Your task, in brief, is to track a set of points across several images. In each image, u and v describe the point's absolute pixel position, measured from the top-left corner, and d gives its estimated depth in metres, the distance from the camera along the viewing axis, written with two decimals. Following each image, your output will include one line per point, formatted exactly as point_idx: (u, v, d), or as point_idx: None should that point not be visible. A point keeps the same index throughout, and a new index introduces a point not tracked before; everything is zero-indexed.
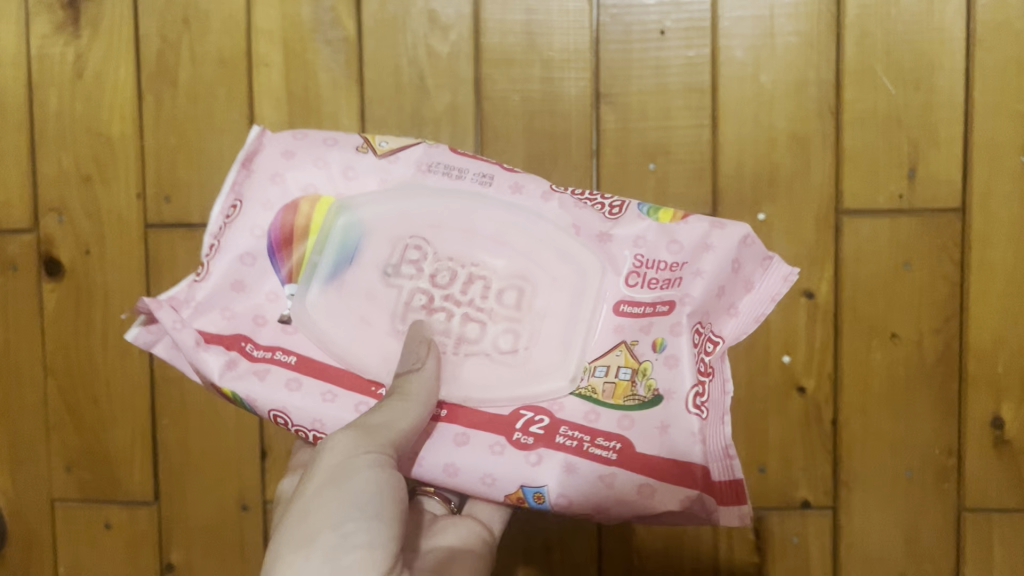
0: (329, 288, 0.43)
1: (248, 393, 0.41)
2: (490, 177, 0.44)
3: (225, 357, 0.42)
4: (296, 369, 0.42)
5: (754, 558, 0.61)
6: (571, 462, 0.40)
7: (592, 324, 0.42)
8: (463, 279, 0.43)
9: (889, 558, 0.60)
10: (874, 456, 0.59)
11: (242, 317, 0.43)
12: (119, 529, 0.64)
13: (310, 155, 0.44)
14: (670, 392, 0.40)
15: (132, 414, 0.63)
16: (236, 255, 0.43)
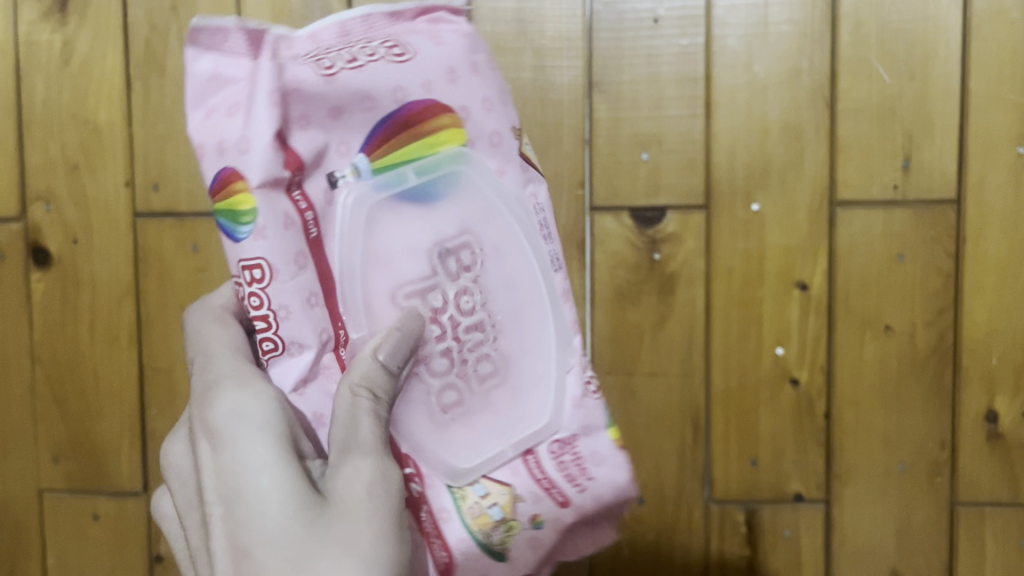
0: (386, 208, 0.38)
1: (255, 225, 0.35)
2: (557, 263, 0.43)
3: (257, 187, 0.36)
4: (309, 244, 0.37)
5: (746, 552, 0.60)
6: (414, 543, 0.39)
7: (491, 454, 0.40)
8: (473, 321, 0.40)
9: (882, 553, 0.60)
10: (867, 450, 0.59)
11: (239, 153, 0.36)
12: (106, 521, 0.64)
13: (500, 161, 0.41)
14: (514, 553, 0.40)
15: (120, 404, 0.63)
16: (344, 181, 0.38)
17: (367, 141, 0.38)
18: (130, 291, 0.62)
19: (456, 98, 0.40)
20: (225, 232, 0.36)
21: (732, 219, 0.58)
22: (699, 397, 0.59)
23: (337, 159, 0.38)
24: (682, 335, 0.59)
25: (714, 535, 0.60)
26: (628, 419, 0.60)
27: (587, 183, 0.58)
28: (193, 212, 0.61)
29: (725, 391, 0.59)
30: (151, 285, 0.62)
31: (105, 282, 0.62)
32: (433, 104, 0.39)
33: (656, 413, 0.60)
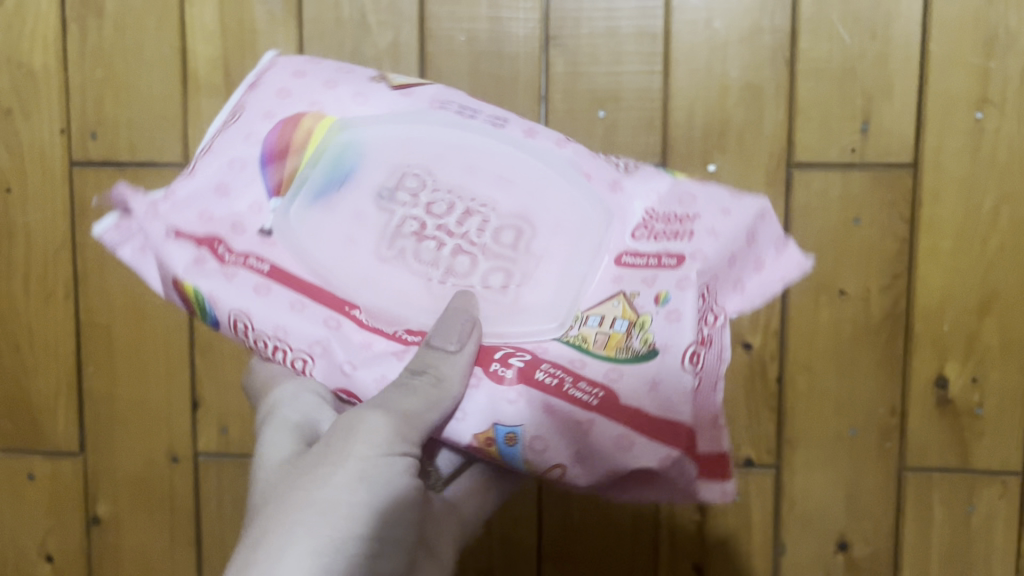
0: (316, 206, 0.36)
1: (211, 293, 0.34)
2: (503, 121, 0.40)
3: (192, 254, 0.35)
4: (268, 277, 0.35)
5: (696, 516, 0.60)
6: (549, 403, 0.32)
7: (587, 277, 0.35)
8: (461, 211, 0.37)
9: (831, 517, 0.59)
10: (819, 414, 0.59)
11: (220, 221, 0.36)
12: (43, 481, 0.62)
13: (320, 77, 0.40)
14: (669, 343, 0.33)
15: (57, 360, 0.61)
16: (225, 160, 0.37)
17: (265, 182, 0.37)
18: (67, 244, 0.60)
19: (301, 103, 0.39)
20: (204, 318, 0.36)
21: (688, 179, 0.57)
22: None
23: (243, 140, 0.38)
24: None
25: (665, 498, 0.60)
26: None
27: None
28: (134, 162, 0.59)
29: None
30: (89, 238, 0.59)
31: (40, 234, 0.60)
32: (297, 116, 0.38)
33: None
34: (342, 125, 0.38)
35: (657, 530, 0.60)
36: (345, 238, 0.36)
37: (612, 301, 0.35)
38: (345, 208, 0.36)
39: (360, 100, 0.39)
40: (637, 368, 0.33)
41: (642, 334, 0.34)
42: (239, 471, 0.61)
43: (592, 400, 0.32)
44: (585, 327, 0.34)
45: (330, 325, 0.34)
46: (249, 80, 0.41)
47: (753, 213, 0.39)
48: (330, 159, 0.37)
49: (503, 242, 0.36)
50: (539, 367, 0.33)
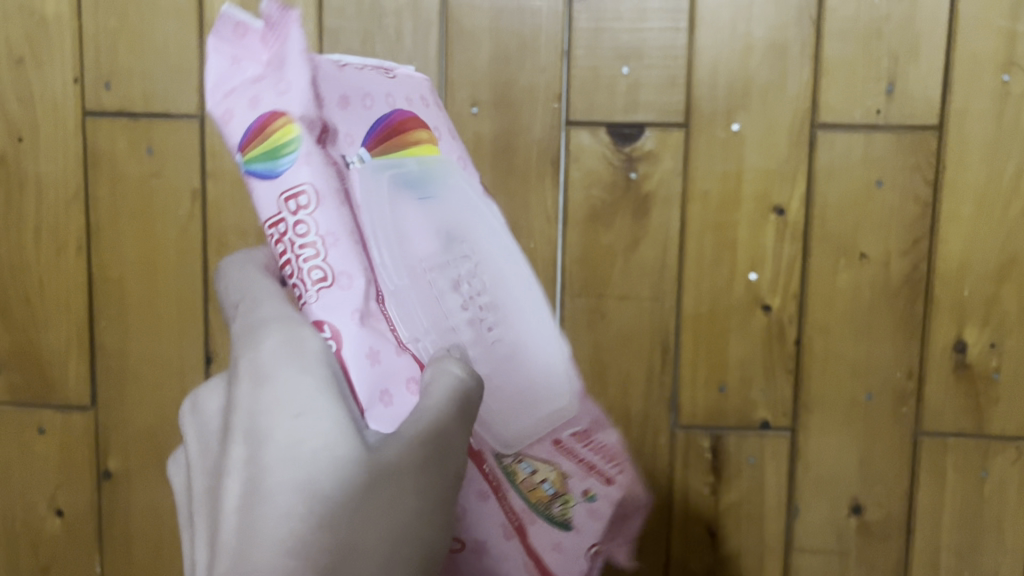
0: (391, 194, 0.35)
1: (306, 148, 0.32)
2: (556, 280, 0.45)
3: (310, 123, 0.32)
4: (346, 199, 0.33)
5: (710, 479, 0.60)
6: (484, 491, 0.36)
7: (546, 424, 0.38)
8: (492, 299, 0.37)
9: (845, 481, 0.59)
10: (835, 377, 0.59)
11: (330, 98, 0.34)
12: (54, 434, 0.61)
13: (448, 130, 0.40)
14: (580, 525, 0.38)
15: (69, 313, 0.60)
16: (359, 89, 0.35)
17: (368, 134, 0.35)
18: (79, 195, 0.59)
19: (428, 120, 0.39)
20: (258, 177, 0.33)
21: (710, 139, 0.56)
22: (670, 321, 0.59)
23: (398, 87, 0.38)
24: (655, 257, 0.58)
25: (679, 459, 0.60)
26: (596, 342, 0.59)
27: (565, 96, 0.56)
28: (148, 112, 0.58)
29: (695, 315, 0.58)
30: (102, 190, 0.59)
31: (53, 184, 0.59)
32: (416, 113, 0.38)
33: (625, 336, 0.59)
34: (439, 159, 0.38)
35: (671, 492, 0.60)
36: (398, 236, 0.34)
37: (547, 466, 0.37)
38: (410, 217, 0.35)
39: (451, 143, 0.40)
40: (548, 528, 0.37)
41: (564, 498, 0.38)
42: None
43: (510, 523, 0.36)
44: (518, 464, 0.37)
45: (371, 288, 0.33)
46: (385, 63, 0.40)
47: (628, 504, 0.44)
48: (422, 172, 0.36)
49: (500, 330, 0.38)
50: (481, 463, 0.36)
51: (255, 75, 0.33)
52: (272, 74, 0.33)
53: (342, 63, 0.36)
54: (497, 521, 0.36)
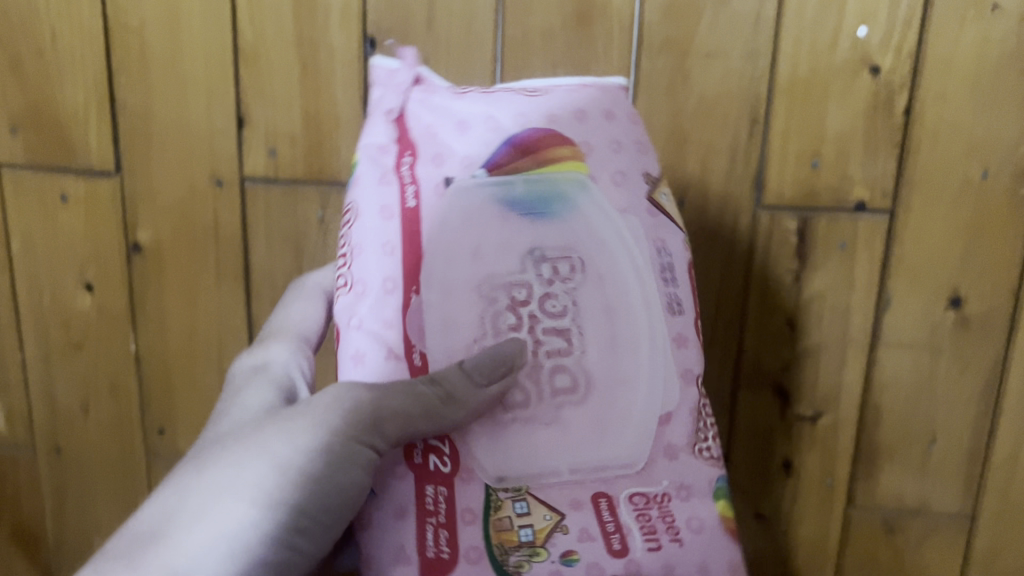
0: (478, 205, 0.38)
1: (361, 174, 0.40)
2: (679, 306, 0.39)
3: (385, 141, 0.41)
4: (404, 210, 0.38)
5: (794, 265, 0.54)
6: (360, 354, 0.37)
7: (551, 439, 0.35)
8: (560, 322, 0.37)
9: (945, 270, 0.53)
10: (948, 153, 0.51)
11: (430, 145, 0.40)
12: (76, 203, 0.56)
13: (606, 135, 0.40)
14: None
15: (85, 66, 0.54)
16: (489, 115, 0.40)
17: (491, 155, 0.39)
18: None
19: (583, 130, 0.40)
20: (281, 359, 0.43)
21: None
22: (761, 85, 0.51)
23: (490, 115, 0.40)
24: (750, 8, 0.50)
25: (761, 242, 0.54)
26: (675, 108, 0.52)
27: None
28: None
29: (792, 77, 0.51)
30: None
31: None
32: (557, 132, 0.39)
33: (709, 101, 0.52)
34: (584, 175, 0.39)
35: (748, 279, 0.55)
36: (473, 251, 0.37)
37: (547, 512, 0.34)
38: (492, 232, 0.37)
39: (620, 155, 0.40)
40: (490, 573, 0.33)
41: (535, 552, 0.34)
42: (289, 200, 0.55)
43: (432, 550, 0.33)
44: (511, 501, 0.35)
45: (388, 286, 0.37)
46: (583, 79, 0.42)
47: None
48: (535, 192, 0.38)
49: (604, 351, 0.37)
50: (431, 487, 0.35)
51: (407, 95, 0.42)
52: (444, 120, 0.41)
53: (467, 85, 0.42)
54: (397, 544, 0.34)
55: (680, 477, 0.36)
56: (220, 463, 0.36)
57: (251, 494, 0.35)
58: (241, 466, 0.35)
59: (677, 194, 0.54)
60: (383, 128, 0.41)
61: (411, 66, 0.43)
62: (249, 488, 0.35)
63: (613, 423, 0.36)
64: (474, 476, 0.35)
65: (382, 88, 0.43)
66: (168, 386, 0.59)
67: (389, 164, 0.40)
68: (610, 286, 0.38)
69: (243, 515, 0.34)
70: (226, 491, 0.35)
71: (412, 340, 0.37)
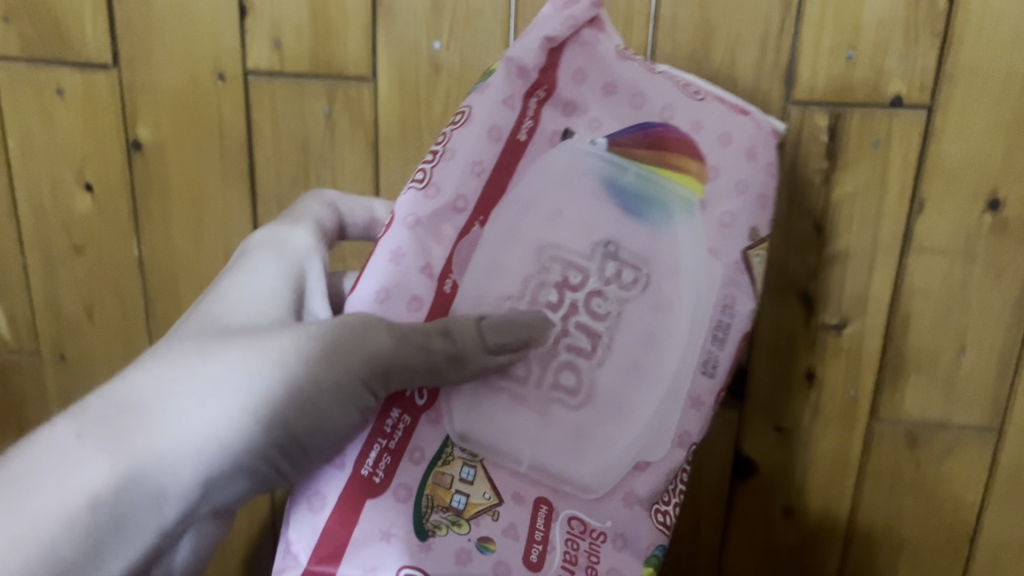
0: (569, 181, 0.37)
1: (486, 84, 0.38)
2: (713, 368, 0.37)
3: (537, 63, 0.38)
4: (506, 145, 0.37)
5: (824, 166, 0.52)
6: (399, 251, 0.35)
7: (548, 420, 0.34)
8: (604, 313, 0.36)
9: (983, 172, 0.51)
10: (992, 45, 0.48)
11: (564, 91, 0.39)
12: (74, 99, 0.54)
13: (730, 175, 0.38)
14: (433, 543, 0.33)
15: None
16: (637, 91, 0.39)
17: (621, 130, 0.38)
18: None
19: (715, 150, 0.38)
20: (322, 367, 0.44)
21: None
22: None
23: (635, 96, 0.39)
24: None
25: (790, 142, 0.51)
26: None
27: None
28: None
29: None
30: None
31: None
32: (694, 143, 0.38)
33: None
34: (693, 202, 0.37)
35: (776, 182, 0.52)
36: (552, 214, 0.36)
37: (488, 491, 0.34)
38: (575, 204, 0.37)
39: (741, 197, 0.38)
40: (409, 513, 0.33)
41: (456, 522, 0.33)
42: (295, 96, 0.52)
43: (366, 467, 0.33)
44: (461, 464, 0.34)
45: (456, 206, 0.36)
46: (743, 108, 0.41)
47: None
48: (642, 189, 0.37)
49: (632, 363, 0.36)
50: (394, 417, 0.34)
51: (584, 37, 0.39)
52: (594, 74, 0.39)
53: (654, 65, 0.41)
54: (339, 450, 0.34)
55: (625, 525, 0.35)
56: (223, 353, 0.35)
57: (250, 401, 0.34)
58: (243, 370, 0.35)
59: None
60: (535, 45, 0.38)
61: (597, 2, 0.39)
62: (246, 399, 0.34)
63: (619, 400, 0.35)
64: (441, 421, 0.34)
65: (553, 13, 0.39)
66: (174, 291, 0.58)
67: (532, 73, 0.38)
68: (662, 301, 0.36)
69: (230, 421, 0.34)
70: (218, 392, 0.34)
71: (450, 267, 0.35)
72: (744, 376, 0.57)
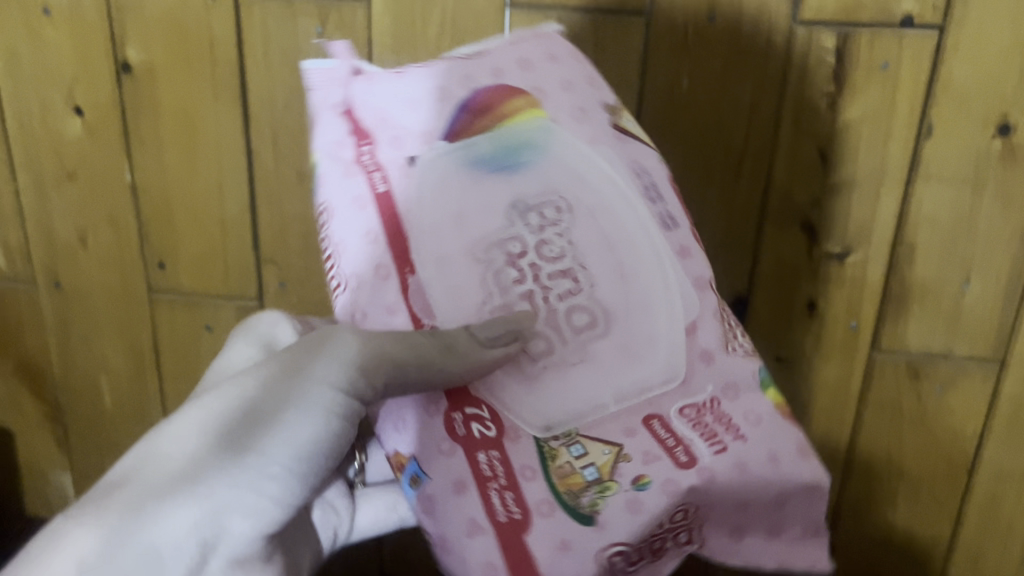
0: (461, 172, 0.36)
1: (326, 175, 0.37)
2: (672, 223, 0.37)
3: (342, 133, 0.37)
4: (375, 198, 0.36)
5: (830, 90, 0.50)
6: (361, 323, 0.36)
7: (609, 369, 0.33)
8: (560, 266, 0.35)
9: (994, 95, 0.49)
10: None
11: (384, 128, 0.37)
12: (60, 19, 0.52)
13: (552, 79, 0.39)
14: (608, 523, 0.31)
15: None
16: (434, 91, 0.37)
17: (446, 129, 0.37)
18: None
19: (524, 82, 0.38)
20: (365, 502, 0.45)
21: None
22: None
23: (386, 101, 0.38)
24: None
25: (796, 65, 0.50)
26: None
27: None
28: None
29: None
30: None
31: None
32: (504, 86, 0.38)
33: None
34: (545, 122, 0.37)
35: (781, 105, 0.51)
36: (456, 218, 0.35)
37: (605, 447, 0.33)
38: (470, 200, 0.35)
39: (570, 91, 0.39)
40: (569, 520, 0.31)
41: (604, 488, 0.32)
42: (285, 15, 0.51)
43: (501, 515, 0.32)
44: (566, 448, 0.33)
45: (382, 273, 0.35)
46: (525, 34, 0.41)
47: (793, 484, 0.33)
48: (503, 145, 0.36)
49: (601, 321, 0.34)
50: (483, 452, 0.33)
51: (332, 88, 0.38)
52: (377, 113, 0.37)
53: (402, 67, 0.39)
54: (468, 516, 0.32)
55: (731, 375, 0.34)
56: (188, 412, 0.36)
57: (217, 430, 0.35)
58: (210, 414, 0.35)
59: (706, 10, 0.49)
60: (333, 124, 0.38)
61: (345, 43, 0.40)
62: (214, 429, 0.35)
63: (644, 348, 0.34)
64: (522, 432, 0.33)
65: (321, 86, 0.39)
66: (169, 218, 0.57)
67: (347, 156, 0.37)
68: (612, 242, 0.35)
69: (206, 459, 0.33)
70: (190, 435, 0.35)
71: (420, 316, 0.35)
72: (745, 305, 0.56)
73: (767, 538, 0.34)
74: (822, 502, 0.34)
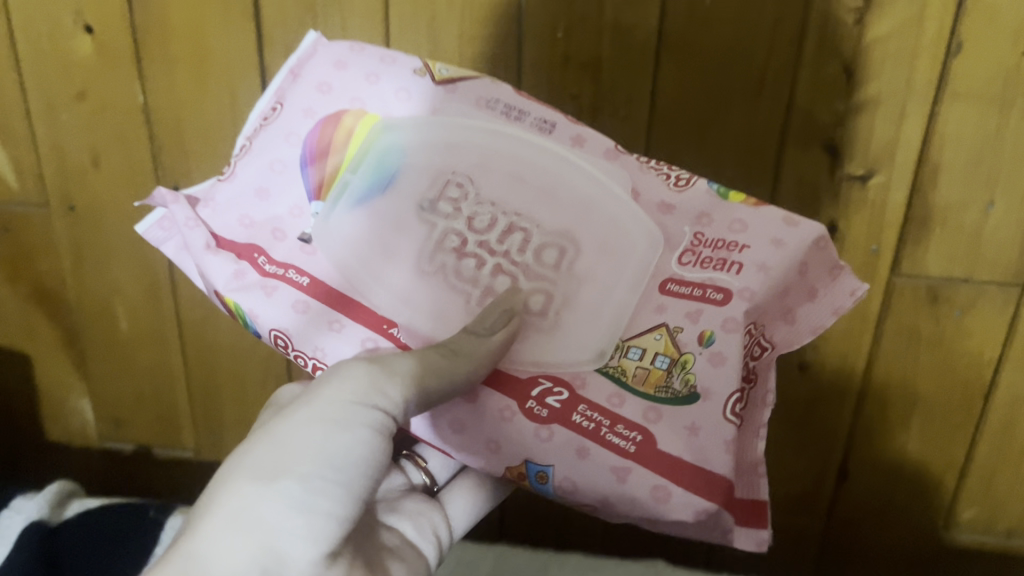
0: (361, 210, 0.39)
1: (250, 309, 0.38)
2: (550, 124, 0.40)
3: (234, 266, 0.39)
4: (310, 292, 0.38)
5: (858, 5, 0.48)
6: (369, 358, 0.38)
7: (604, 297, 0.37)
8: (502, 227, 0.38)
9: None
10: None
11: (261, 227, 0.40)
12: None
13: (362, 69, 0.41)
14: (711, 389, 0.35)
15: None
16: (268, 162, 0.40)
17: (313, 187, 0.40)
18: None
19: (342, 100, 0.40)
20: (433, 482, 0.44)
21: None
22: None
23: (263, 176, 0.40)
24: None
25: None
26: None
27: None
28: None
29: None
30: None
31: None
32: (334, 119, 0.40)
33: None
34: (382, 124, 0.40)
35: (807, 21, 0.49)
36: (385, 250, 0.38)
37: (653, 334, 0.36)
38: (395, 233, 0.38)
39: (382, 83, 0.41)
40: (676, 410, 0.35)
41: (683, 362, 0.35)
42: None
43: (629, 446, 0.34)
44: (625, 357, 0.36)
45: (367, 345, 0.38)
46: (291, 67, 0.42)
47: (805, 249, 0.36)
48: (374, 165, 0.39)
49: (557, 275, 0.37)
50: (573, 414, 0.35)
51: (204, 233, 0.40)
52: (259, 225, 0.40)
53: (228, 166, 0.41)
54: (607, 466, 0.34)
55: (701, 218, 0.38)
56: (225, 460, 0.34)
57: (254, 469, 0.33)
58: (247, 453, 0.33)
59: None
60: (215, 260, 0.39)
61: (169, 195, 0.41)
62: (251, 465, 0.33)
63: (620, 242, 0.37)
64: (581, 372, 0.36)
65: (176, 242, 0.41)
66: (181, 140, 0.56)
67: (253, 279, 0.38)
68: (550, 206, 0.38)
69: (251, 493, 0.32)
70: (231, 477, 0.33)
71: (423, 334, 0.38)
72: None
73: (811, 298, 0.37)
74: (830, 245, 0.37)
